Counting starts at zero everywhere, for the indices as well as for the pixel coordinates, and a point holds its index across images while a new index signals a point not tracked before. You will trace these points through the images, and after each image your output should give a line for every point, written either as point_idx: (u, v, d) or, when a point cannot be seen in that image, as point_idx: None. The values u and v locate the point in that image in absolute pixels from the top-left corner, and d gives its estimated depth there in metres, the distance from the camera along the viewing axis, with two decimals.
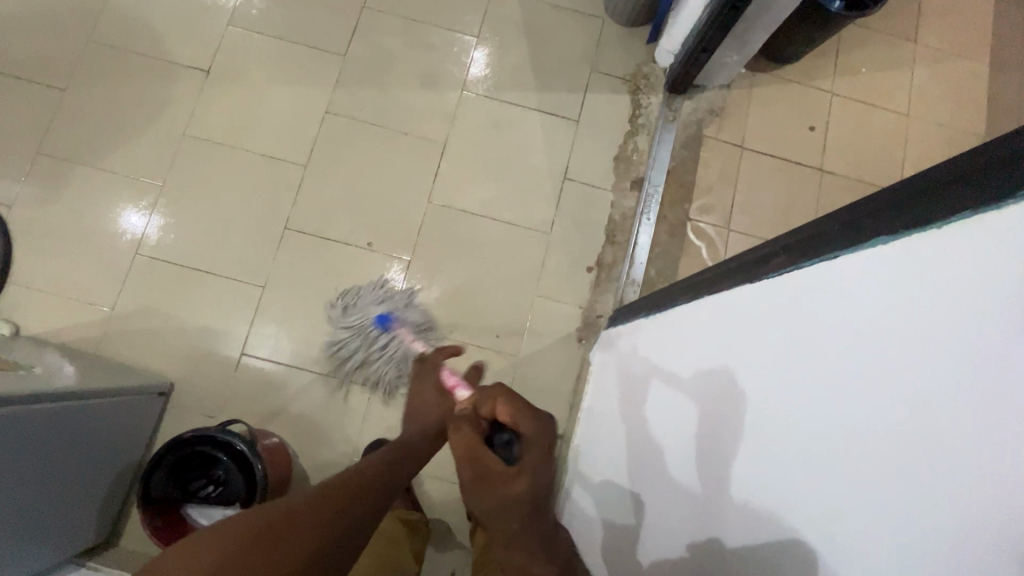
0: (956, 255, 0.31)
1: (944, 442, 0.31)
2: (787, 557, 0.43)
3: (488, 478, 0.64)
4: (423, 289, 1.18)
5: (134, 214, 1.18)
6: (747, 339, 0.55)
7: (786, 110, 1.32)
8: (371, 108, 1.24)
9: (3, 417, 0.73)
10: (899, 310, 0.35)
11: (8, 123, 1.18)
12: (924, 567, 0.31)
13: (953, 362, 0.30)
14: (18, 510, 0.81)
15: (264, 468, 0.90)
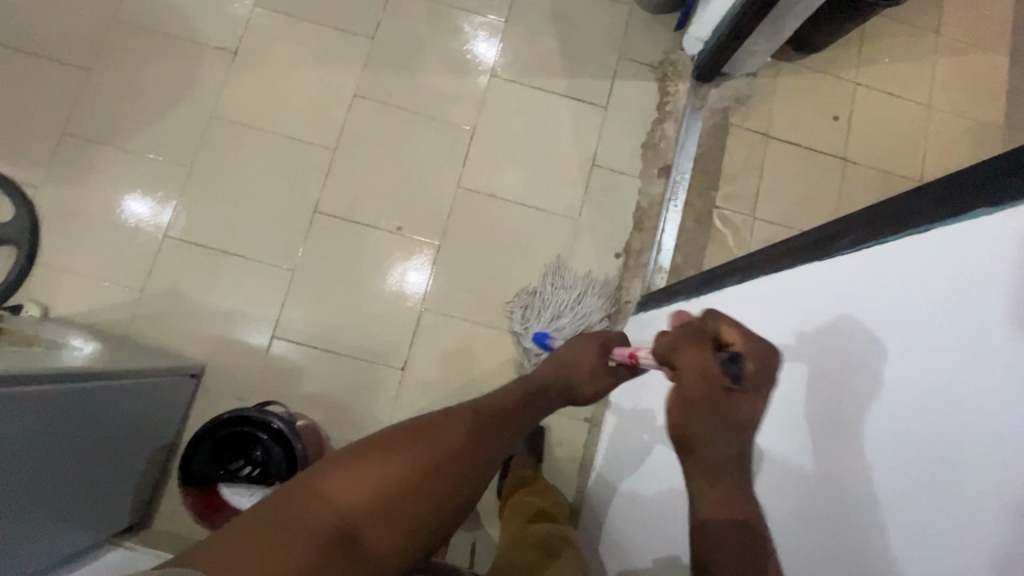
0: (995, 245, 0.36)
1: (967, 405, 0.35)
2: (807, 512, 0.48)
3: (716, 405, 0.48)
4: (452, 274, 1.19)
5: (132, 203, 1.16)
6: (783, 323, 0.60)
7: (811, 99, 1.32)
8: (398, 91, 1.23)
9: (41, 394, 0.73)
10: (931, 293, 0.41)
11: (31, 101, 1.17)
12: (929, 507, 0.37)
13: (980, 335, 0.36)
14: (53, 489, 0.81)
15: (303, 448, 0.90)
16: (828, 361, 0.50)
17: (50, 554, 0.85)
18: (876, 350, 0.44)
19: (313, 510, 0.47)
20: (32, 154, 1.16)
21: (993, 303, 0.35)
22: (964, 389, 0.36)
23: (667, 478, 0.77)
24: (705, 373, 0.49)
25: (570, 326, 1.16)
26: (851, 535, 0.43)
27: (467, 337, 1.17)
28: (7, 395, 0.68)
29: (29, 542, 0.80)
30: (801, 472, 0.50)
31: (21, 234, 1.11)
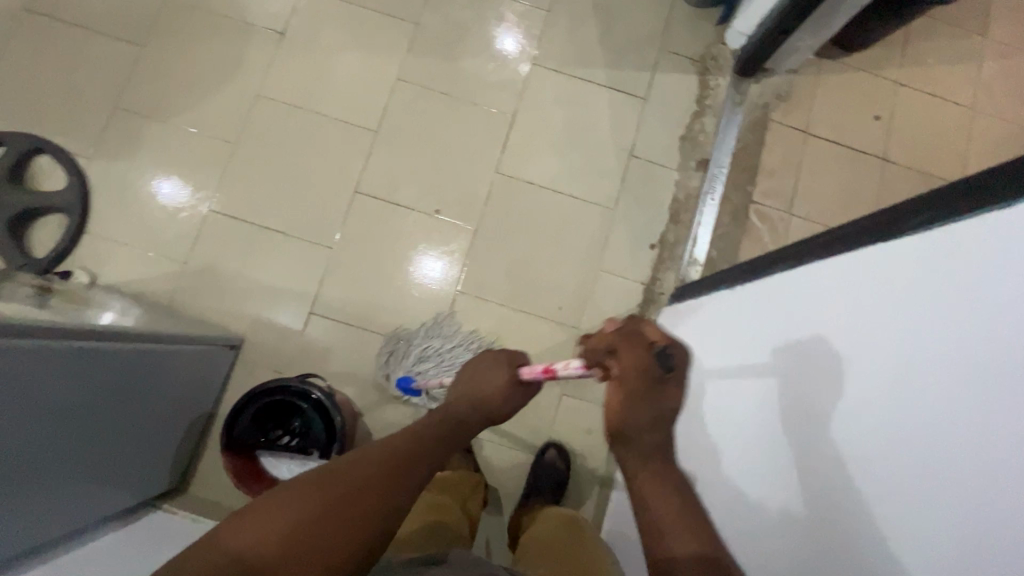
0: (1006, 231, 0.43)
1: (974, 371, 0.42)
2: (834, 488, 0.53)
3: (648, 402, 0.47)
4: (488, 259, 1.20)
5: (168, 185, 1.19)
6: (806, 318, 0.65)
7: (853, 98, 1.31)
8: (441, 77, 1.24)
9: (88, 350, 0.75)
10: (954, 276, 0.47)
11: (86, 75, 1.20)
12: (946, 463, 0.42)
13: (992, 310, 0.42)
14: (95, 447, 0.83)
15: (343, 419, 0.92)
16: (854, 337, 0.56)
17: (90, 512, 0.87)
18: (901, 326, 0.51)
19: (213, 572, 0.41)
20: (85, 127, 1.19)
21: (1006, 282, 0.42)
22: (974, 357, 0.42)
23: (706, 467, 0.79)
24: (648, 376, 0.47)
25: (436, 368, 1.12)
26: (880, 496, 0.48)
27: (500, 320, 1.18)
28: (52, 349, 0.69)
29: (73, 498, 0.82)
30: (825, 449, 0.55)
31: (72, 203, 1.14)
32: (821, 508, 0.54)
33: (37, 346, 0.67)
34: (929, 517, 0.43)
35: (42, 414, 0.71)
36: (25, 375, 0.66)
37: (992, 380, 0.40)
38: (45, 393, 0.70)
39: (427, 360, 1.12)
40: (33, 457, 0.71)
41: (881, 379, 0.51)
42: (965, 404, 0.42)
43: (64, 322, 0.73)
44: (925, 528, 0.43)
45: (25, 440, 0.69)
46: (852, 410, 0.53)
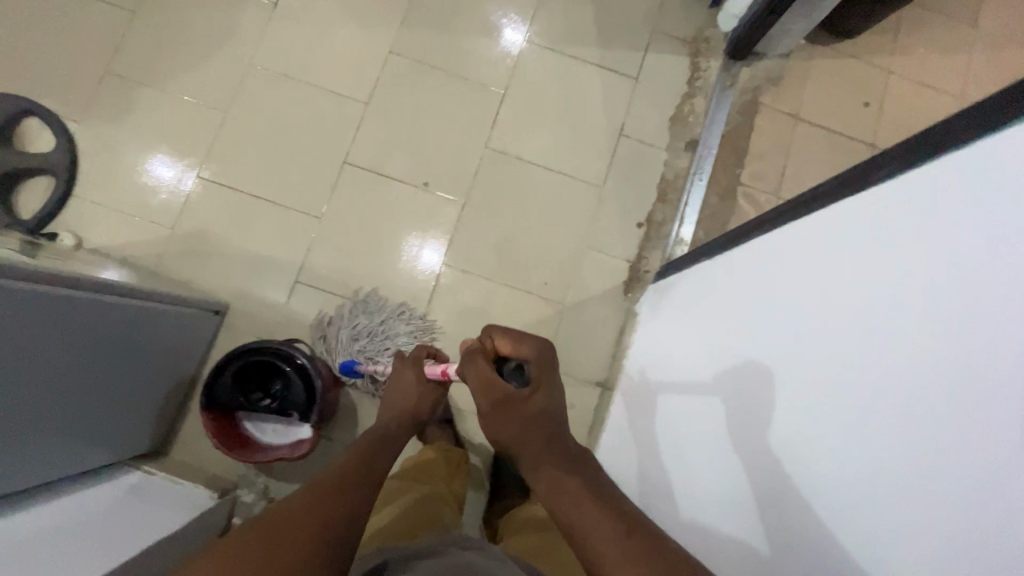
0: (988, 165, 0.42)
1: (940, 343, 0.42)
2: (833, 457, 0.50)
3: (503, 406, 0.57)
4: (475, 233, 1.20)
5: (162, 164, 1.19)
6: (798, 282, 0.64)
7: (843, 84, 1.32)
8: (433, 51, 1.25)
9: (67, 298, 0.75)
10: (920, 243, 0.47)
11: (78, 39, 1.20)
12: (950, 417, 0.39)
13: (957, 278, 0.42)
14: (73, 400, 0.83)
15: (324, 385, 0.92)
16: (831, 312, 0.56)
17: (69, 466, 0.87)
18: (874, 298, 0.51)
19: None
20: (75, 90, 1.19)
21: (992, 218, 0.40)
22: (967, 292, 0.41)
23: (695, 438, 0.78)
24: (484, 380, 0.59)
25: (372, 344, 1.13)
26: (886, 462, 0.44)
27: (486, 294, 1.19)
28: (32, 294, 0.69)
29: (51, 450, 0.82)
30: (820, 417, 0.53)
31: (60, 165, 1.14)
32: (822, 479, 0.51)
33: (17, 290, 0.67)
34: (925, 486, 0.40)
35: (20, 359, 0.70)
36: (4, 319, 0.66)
37: (955, 353, 0.40)
38: (22, 339, 0.70)
39: (361, 340, 1.12)
40: (11, 403, 0.71)
41: (855, 356, 0.51)
42: (939, 367, 0.41)
43: (43, 268, 0.73)
44: (894, 512, 0.43)
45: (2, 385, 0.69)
46: (828, 389, 0.53)
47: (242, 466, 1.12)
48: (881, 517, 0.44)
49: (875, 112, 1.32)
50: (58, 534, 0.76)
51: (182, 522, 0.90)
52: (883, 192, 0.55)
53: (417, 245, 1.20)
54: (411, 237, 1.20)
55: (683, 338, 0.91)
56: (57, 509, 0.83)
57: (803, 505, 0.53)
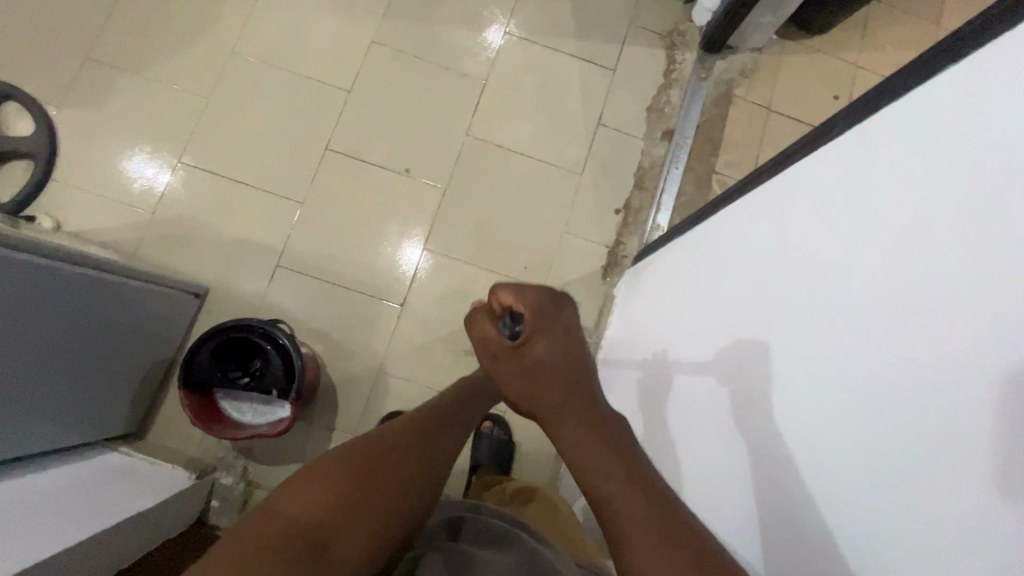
0: (966, 91, 0.43)
1: (938, 358, 0.40)
2: (841, 411, 0.48)
3: (514, 381, 0.48)
4: (457, 219, 1.22)
5: (140, 161, 1.19)
6: (787, 242, 0.63)
7: (813, 77, 1.35)
8: (415, 41, 1.27)
9: (47, 269, 0.76)
10: (915, 234, 0.45)
11: (58, 26, 1.20)
12: (966, 342, 0.38)
13: (962, 287, 0.39)
14: (53, 375, 0.83)
15: (303, 364, 0.92)
16: (818, 301, 0.54)
17: (44, 444, 0.87)
18: (863, 286, 0.49)
19: (281, 536, 0.42)
20: (56, 76, 1.19)
21: (979, 136, 0.41)
22: (966, 209, 0.40)
23: (691, 413, 0.75)
24: (489, 349, 0.49)
25: None
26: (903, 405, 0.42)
27: (467, 278, 1.20)
28: (5, 260, 0.69)
29: (28, 426, 0.82)
30: (823, 372, 0.51)
31: (40, 150, 1.14)
32: (832, 440, 0.49)
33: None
34: (948, 417, 0.38)
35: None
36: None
37: (954, 373, 0.38)
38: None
39: None
40: None
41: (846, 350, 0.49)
42: (949, 292, 0.40)
43: (22, 238, 0.74)
44: (874, 522, 0.43)
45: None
46: (834, 343, 0.51)
47: (221, 449, 1.11)
48: (864, 528, 0.44)
49: (843, 99, 1.34)
50: (89, 502, 0.82)
51: (147, 504, 0.88)
52: (881, 173, 0.51)
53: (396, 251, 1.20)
54: (392, 223, 1.21)
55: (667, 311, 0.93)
56: (28, 489, 0.80)
57: (784, 498, 0.54)
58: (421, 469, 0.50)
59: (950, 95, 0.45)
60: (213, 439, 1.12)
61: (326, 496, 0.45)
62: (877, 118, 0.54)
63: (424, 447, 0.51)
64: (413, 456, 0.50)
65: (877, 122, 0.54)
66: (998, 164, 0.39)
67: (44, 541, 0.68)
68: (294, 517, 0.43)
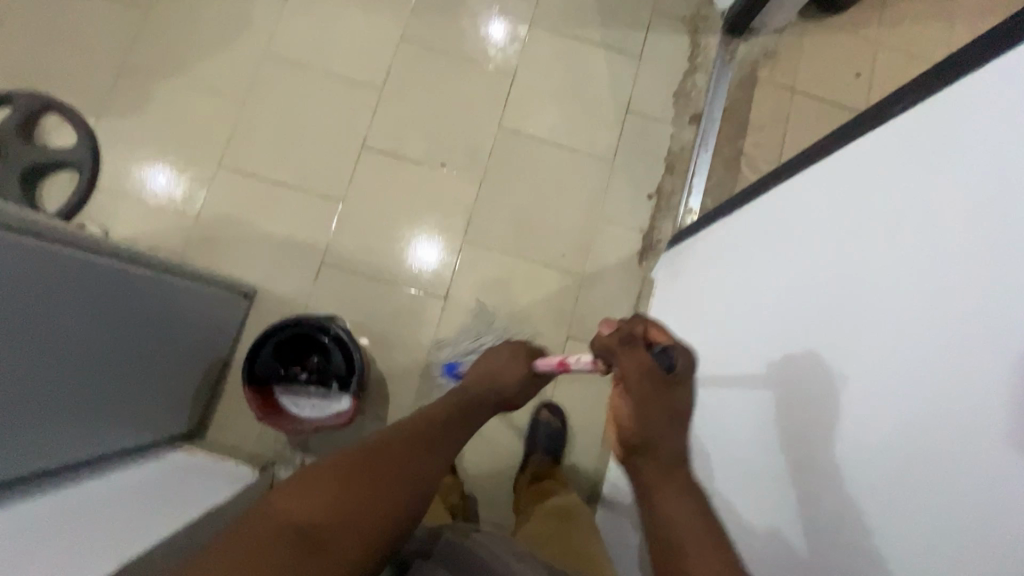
0: (1001, 84, 0.49)
1: (950, 350, 0.47)
2: (871, 376, 0.55)
3: (659, 404, 0.55)
4: (493, 210, 1.24)
5: (162, 175, 1.20)
6: (818, 226, 0.70)
7: (835, 54, 1.33)
8: (443, 36, 1.28)
9: (110, 269, 0.78)
10: (938, 217, 0.51)
11: (93, 36, 1.22)
12: (983, 309, 0.45)
13: (981, 283, 0.45)
14: (122, 376, 0.86)
15: (363, 356, 0.94)
16: (849, 288, 0.61)
17: (113, 444, 0.90)
18: (889, 264, 0.56)
19: (290, 539, 0.46)
20: (92, 86, 1.20)
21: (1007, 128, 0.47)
22: (986, 194, 0.47)
23: (722, 394, 0.83)
24: (650, 374, 0.56)
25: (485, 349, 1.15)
26: (925, 370, 0.49)
27: (507, 268, 1.22)
28: (64, 255, 0.70)
29: (99, 426, 0.85)
30: (853, 344, 0.58)
31: (83, 160, 1.16)
32: (862, 403, 0.56)
33: (32, 247, 0.65)
34: (961, 376, 0.45)
35: (59, 326, 0.71)
36: (27, 280, 0.65)
37: (964, 365, 0.45)
38: (48, 304, 0.69)
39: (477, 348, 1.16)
40: (61, 379, 0.74)
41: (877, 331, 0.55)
42: (966, 267, 0.47)
43: (88, 241, 0.77)
44: (885, 491, 0.51)
45: (36, 354, 0.69)
46: (866, 317, 0.57)
47: (279, 444, 1.15)
48: (876, 493, 0.52)
49: (867, 69, 1.32)
50: (165, 496, 0.86)
51: (219, 497, 0.90)
52: (907, 173, 0.57)
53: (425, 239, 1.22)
54: (429, 218, 1.22)
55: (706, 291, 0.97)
56: (113, 488, 0.84)
57: (815, 462, 0.61)
58: (413, 475, 0.53)
59: (984, 88, 0.50)
60: (271, 434, 1.16)
61: (319, 495, 0.49)
62: (914, 108, 0.59)
63: (415, 455, 0.55)
64: (403, 461, 0.54)
65: (918, 114, 0.58)
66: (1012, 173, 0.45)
67: (137, 534, 0.72)
68: (288, 518, 0.47)
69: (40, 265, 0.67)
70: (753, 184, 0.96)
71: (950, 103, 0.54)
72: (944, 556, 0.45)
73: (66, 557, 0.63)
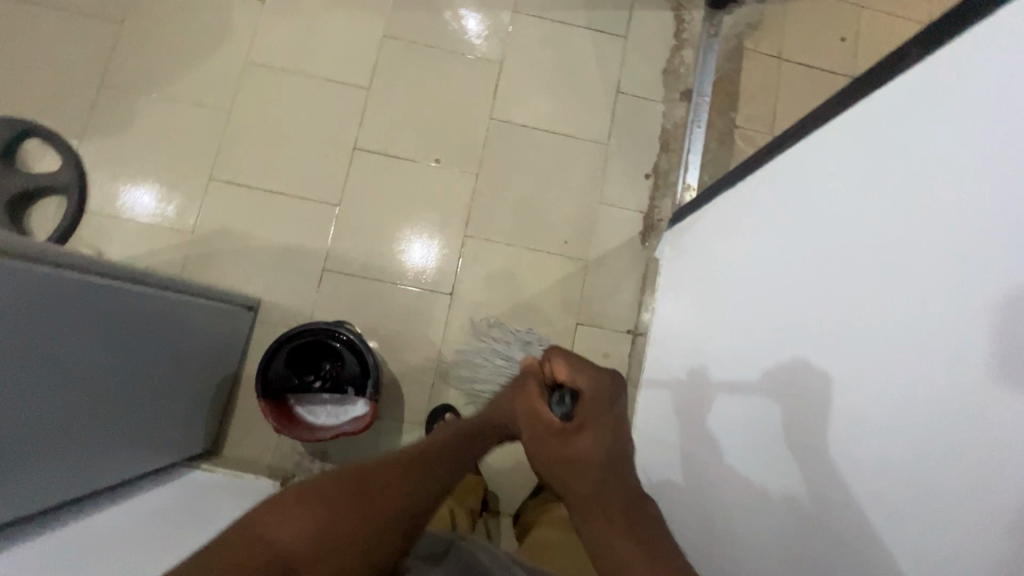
0: (982, 51, 0.46)
1: (943, 330, 0.46)
2: (868, 355, 0.54)
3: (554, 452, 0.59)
4: (490, 203, 1.23)
5: (151, 194, 1.17)
6: (812, 199, 0.69)
7: (819, 18, 1.30)
8: (426, 30, 1.26)
9: (127, 292, 0.78)
10: (926, 194, 0.50)
11: (71, 54, 1.19)
12: (974, 293, 0.44)
13: (978, 237, 0.44)
14: (140, 400, 0.86)
15: (376, 357, 0.93)
16: (852, 251, 0.59)
17: (134, 468, 0.89)
18: (883, 242, 0.55)
19: (250, 543, 0.45)
20: (73, 107, 1.18)
21: (994, 99, 0.44)
22: (973, 171, 0.45)
23: (721, 374, 0.83)
24: (546, 423, 0.61)
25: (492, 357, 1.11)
26: (918, 353, 0.48)
27: (510, 259, 1.21)
28: (80, 282, 0.70)
29: (120, 454, 0.84)
30: (849, 322, 0.58)
31: (69, 185, 1.13)
32: (856, 384, 0.55)
33: (42, 274, 0.64)
34: (954, 362, 0.44)
35: (79, 354, 0.71)
36: (35, 309, 0.64)
37: (957, 325, 0.45)
38: (49, 328, 0.66)
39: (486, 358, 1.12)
40: (68, 422, 0.72)
41: (877, 290, 0.54)
42: (957, 248, 0.46)
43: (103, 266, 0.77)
44: (875, 477, 0.51)
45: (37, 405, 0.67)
46: (861, 294, 0.57)
47: (297, 454, 1.14)
48: (865, 475, 0.52)
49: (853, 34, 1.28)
50: (192, 510, 0.87)
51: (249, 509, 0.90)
52: (902, 128, 0.55)
53: (417, 242, 1.20)
54: (428, 216, 1.21)
55: (708, 267, 0.97)
56: (141, 507, 0.85)
57: (810, 443, 0.61)
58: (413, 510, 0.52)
59: (967, 56, 0.48)
60: (289, 446, 1.15)
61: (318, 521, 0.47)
62: (902, 78, 0.57)
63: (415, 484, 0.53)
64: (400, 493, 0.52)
65: (904, 77, 0.56)
66: (1007, 118, 0.43)
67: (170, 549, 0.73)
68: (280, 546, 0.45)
69: (60, 294, 0.67)
70: (746, 161, 0.94)
71: (935, 70, 0.52)
72: (946, 511, 0.44)
73: (65, 566, 0.65)
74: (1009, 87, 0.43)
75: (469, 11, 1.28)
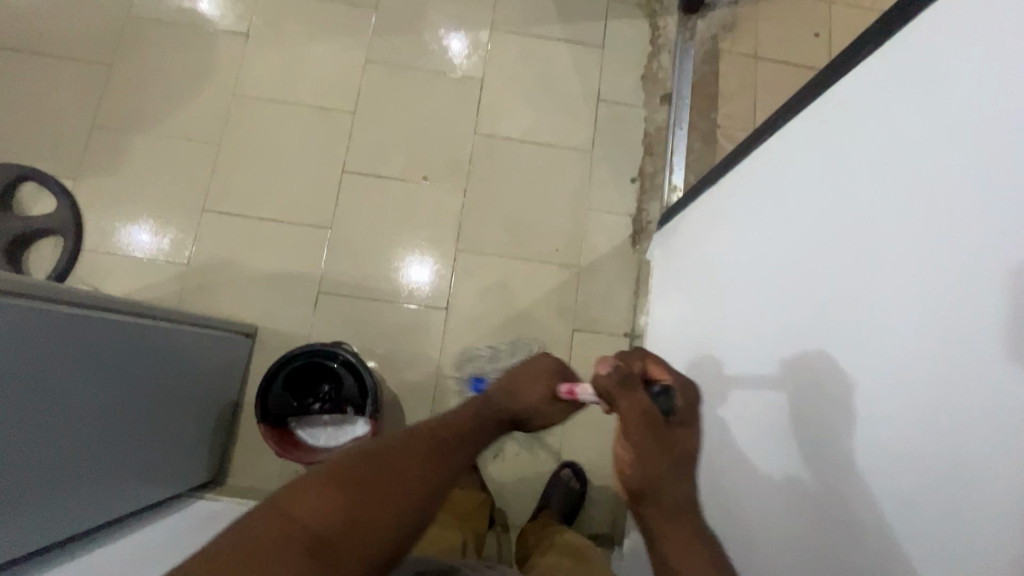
0: (954, 26, 0.47)
1: (930, 303, 0.46)
2: (859, 336, 0.54)
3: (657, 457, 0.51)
4: (481, 216, 1.24)
5: (145, 229, 1.19)
6: (796, 188, 0.69)
7: (790, 16, 1.32)
8: (408, 53, 1.29)
9: (125, 323, 0.79)
10: (906, 169, 0.50)
11: (64, 97, 1.22)
12: (961, 262, 0.43)
13: (959, 205, 0.44)
14: (142, 431, 0.86)
15: (374, 376, 0.94)
16: (841, 230, 0.59)
17: (138, 500, 0.89)
18: (867, 221, 0.55)
19: (277, 528, 0.45)
20: (66, 149, 1.20)
21: (969, 69, 0.45)
22: (952, 143, 0.46)
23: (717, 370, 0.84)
24: (649, 421, 0.52)
25: None
26: (909, 329, 0.47)
27: (503, 271, 1.22)
28: (78, 313, 0.71)
29: (123, 485, 0.84)
30: (839, 305, 0.57)
31: (65, 224, 1.15)
32: (851, 367, 0.54)
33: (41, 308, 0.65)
34: (946, 334, 0.44)
35: (81, 386, 0.72)
36: (36, 343, 0.65)
37: (945, 296, 0.44)
38: (48, 362, 0.67)
39: None
40: (69, 457, 0.72)
41: (867, 269, 0.54)
42: (939, 218, 0.46)
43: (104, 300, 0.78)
44: (873, 462, 0.50)
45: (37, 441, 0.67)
46: (850, 275, 0.57)
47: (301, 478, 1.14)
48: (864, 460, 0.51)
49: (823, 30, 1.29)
50: (196, 537, 0.87)
51: None
52: (881, 105, 0.56)
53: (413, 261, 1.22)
54: (419, 233, 1.22)
55: (698, 265, 0.97)
56: (146, 536, 0.86)
57: (810, 436, 0.59)
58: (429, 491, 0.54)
59: (939, 33, 0.49)
60: (293, 470, 1.15)
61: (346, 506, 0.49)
62: (874, 62, 0.58)
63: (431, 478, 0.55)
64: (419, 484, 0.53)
65: (879, 59, 0.57)
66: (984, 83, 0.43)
67: None
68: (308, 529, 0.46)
69: (59, 328, 0.68)
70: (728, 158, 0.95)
71: (907, 49, 0.53)
72: (964, 493, 0.41)
73: None
74: (982, 56, 0.43)
75: (449, 32, 1.31)
